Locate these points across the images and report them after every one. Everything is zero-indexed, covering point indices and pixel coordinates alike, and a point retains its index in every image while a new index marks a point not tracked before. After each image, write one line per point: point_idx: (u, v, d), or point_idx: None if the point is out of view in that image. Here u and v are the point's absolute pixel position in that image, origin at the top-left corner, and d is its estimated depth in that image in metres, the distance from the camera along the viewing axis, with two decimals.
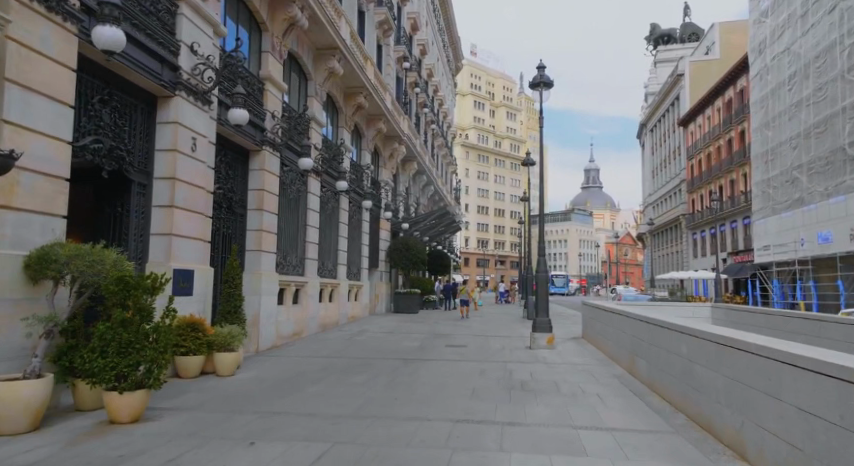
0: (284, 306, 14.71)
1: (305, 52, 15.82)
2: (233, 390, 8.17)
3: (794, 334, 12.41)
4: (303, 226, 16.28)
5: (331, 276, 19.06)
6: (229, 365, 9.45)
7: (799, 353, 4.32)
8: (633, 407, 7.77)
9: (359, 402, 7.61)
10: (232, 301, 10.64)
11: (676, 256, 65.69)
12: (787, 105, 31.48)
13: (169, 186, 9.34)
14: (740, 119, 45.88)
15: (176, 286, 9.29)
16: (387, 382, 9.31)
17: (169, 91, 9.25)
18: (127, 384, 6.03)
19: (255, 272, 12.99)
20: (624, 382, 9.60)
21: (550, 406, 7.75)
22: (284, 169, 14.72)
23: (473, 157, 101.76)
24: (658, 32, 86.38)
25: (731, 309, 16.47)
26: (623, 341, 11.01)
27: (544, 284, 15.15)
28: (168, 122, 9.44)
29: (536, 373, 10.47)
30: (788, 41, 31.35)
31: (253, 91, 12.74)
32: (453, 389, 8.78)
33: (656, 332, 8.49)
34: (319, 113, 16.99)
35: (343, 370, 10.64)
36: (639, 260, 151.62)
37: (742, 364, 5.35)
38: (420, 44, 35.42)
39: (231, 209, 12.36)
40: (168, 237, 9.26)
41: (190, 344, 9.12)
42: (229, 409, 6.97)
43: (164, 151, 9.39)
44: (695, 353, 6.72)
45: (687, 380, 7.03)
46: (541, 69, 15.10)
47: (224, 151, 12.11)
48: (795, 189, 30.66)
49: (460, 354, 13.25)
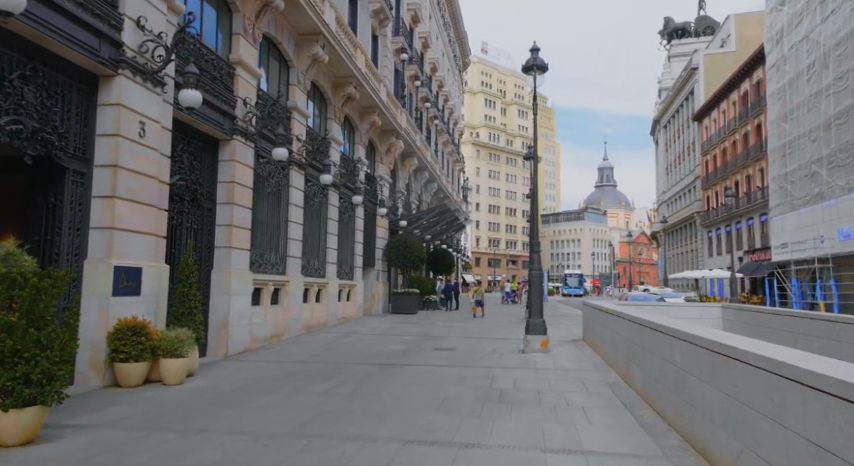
0: (260, 307, 13.86)
1: (284, 37, 14.98)
2: (168, 402, 7.24)
3: (812, 338, 11.15)
4: (285, 222, 15.45)
5: (319, 274, 18.19)
6: (175, 373, 8.57)
7: (806, 367, 3.31)
8: (620, 424, 6.71)
9: (304, 417, 6.64)
10: (186, 303, 9.68)
11: (691, 255, 63.96)
12: (806, 97, 30.02)
13: (110, 174, 8.46)
14: (755, 112, 44.20)
15: (119, 284, 8.43)
16: (349, 391, 8.34)
17: (110, 69, 8.41)
18: (14, 400, 5.12)
19: (225, 271, 12.13)
20: (617, 392, 8.55)
21: (524, 421, 6.73)
22: (260, 160, 13.86)
23: (483, 157, 100.24)
24: (672, 26, 84.40)
25: (741, 309, 15.22)
26: (619, 345, 9.91)
27: (539, 284, 14.14)
28: (109, 103, 8.56)
29: (521, 381, 9.44)
30: (806, 30, 29.84)
31: (221, 75, 11.90)
32: (420, 400, 7.78)
33: (649, 336, 7.44)
34: (303, 103, 16.18)
35: (309, 377, 9.67)
36: (654, 259, 149.28)
37: (741, 379, 4.32)
38: (421, 36, 34.49)
39: (195, 203, 11.49)
40: (109, 231, 8.38)
41: (131, 350, 8.24)
42: (148, 426, 6.05)
43: (106, 135, 8.52)
44: (689, 361, 5.68)
45: (681, 393, 5.98)
46: (534, 51, 14.02)
47: (187, 139, 11.24)
48: (814, 184, 29.25)
49: (445, 359, 12.26)
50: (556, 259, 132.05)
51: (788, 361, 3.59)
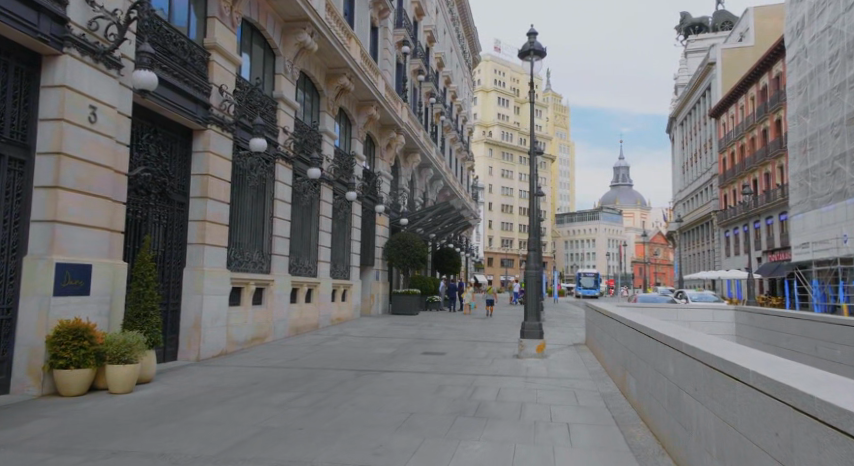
0: (240, 307, 13.14)
1: (269, 24, 14.29)
2: (100, 419, 6.50)
3: (831, 345, 10.10)
4: (269, 218, 14.72)
5: (310, 274, 17.41)
6: (123, 381, 7.81)
7: (818, 393, 2.44)
8: (606, 445, 5.78)
9: (243, 436, 5.84)
10: (141, 303, 8.69)
11: (708, 255, 62.19)
12: (827, 90, 28.64)
13: (53, 162, 7.75)
14: (775, 108, 42.59)
15: (63, 283, 7.74)
16: (310, 403, 7.53)
17: (54, 47, 7.68)
18: None
19: (197, 270, 11.40)
20: (610, 405, 7.59)
21: (494, 441, 5.85)
22: (240, 152, 13.13)
23: (497, 155, 98.97)
24: (689, 21, 82.38)
25: (755, 312, 14.06)
26: (616, 351, 8.93)
27: (535, 284, 13.25)
28: (54, 85, 7.84)
29: (505, 391, 8.57)
30: (829, 19, 28.40)
31: (193, 60, 11.18)
32: (383, 415, 6.94)
33: (646, 343, 6.44)
34: (291, 94, 15.48)
35: (274, 385, 8.89)
36: (670, 260, 146.31)
37: (739, 403, 3.43)
38: (427, 31, 33.61)
39: (162, 196, 10.75)
40: (51, 224, 7.67)
41: (73, 356, 7.48)
42: (57, 446, 5.31)
43: (49, 120, 7.80)
44: (683, 376, 4.76)
45: (676, 412, 5.03)
46: (532, 36, 13.07)
47: (155, 129, 10.54)
48: (836, 181, 27.86)
49: (431, 364, 11.38)
50: (571, 259, 130.19)
51: (793, 383, 2.72)
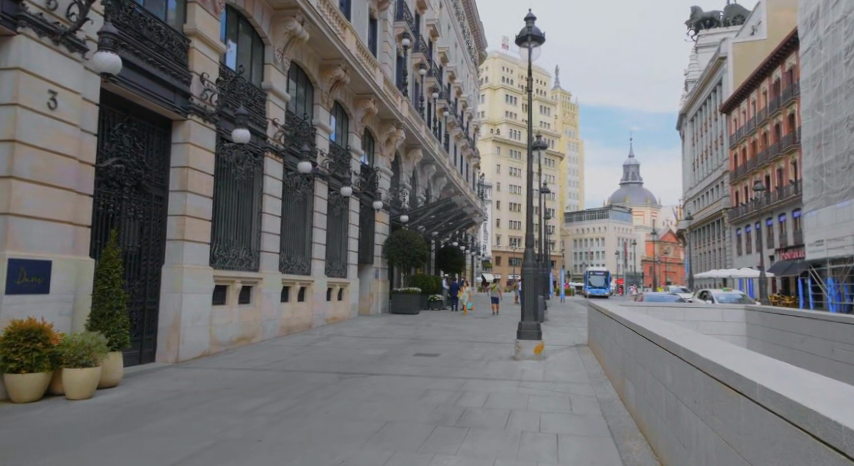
0: (226, 306, 12.61)
1: (256, 12, 13.78)
2: (45, 427, 5.95)
3: (848, 347, 9.38)
4: (258, 214, 14.17)
5: (303, 272, 16.86)
6: (80, 386, 7.29)
7: (843, 417, 1.77)
8: (597, 461, 5.15)
9: (194, 449, 5.28)
10: (105, 303, 8.09)
11: (719, 254, 60.98)
12: (843, 82, 27.59)
13: (8, 150, 7.24)
14: (788, 102, 41.47)
15: (18, 280, 7.23)
16: (281, 410, 6.96)
17: (7, 27, 7.15)
18: None
19: (176, 267, 10.87)
20: (606, 413, 6.93)
21: (472, 455, 5.23)
22: (223, 144, 12.60)
23: (504, 153, 97.77)
24: (701, 15, 80.70)
25: (765, 312, 13.30)
26: (615, 353, 8.27)
27: (532, 282, 12.62)
28: (8, 67, 7.31)
29: (493, 397, 7.94)
30: (844, 9, 27.35)
31: (172, 46, 10.67)
32: (357, 423, 6.37)
33: (644, 348, 5.78)
34: (281, 85, 14.95)
35: (247, 389, 8.31)
36: (680, 259, 144.44)
37: (744, 422, 2.79)
38: (429, 24, 32.97)
39: (137, 189, 10.21)
40: (4, 218, 7.14)
41: (25, 359, 6.91)
42: None
43: (3, 104, 7.27)
44: (682, 385, 4.13)
45: (674, 428, 4.39)
46: (530, 21, 12.41)
47: (128, 118, 10.04)
48: (852, 176, 26.81)
49: (420, 367, 10.71)
50: (579, 258, 128.77)
51: (811, 403, 2.06)
